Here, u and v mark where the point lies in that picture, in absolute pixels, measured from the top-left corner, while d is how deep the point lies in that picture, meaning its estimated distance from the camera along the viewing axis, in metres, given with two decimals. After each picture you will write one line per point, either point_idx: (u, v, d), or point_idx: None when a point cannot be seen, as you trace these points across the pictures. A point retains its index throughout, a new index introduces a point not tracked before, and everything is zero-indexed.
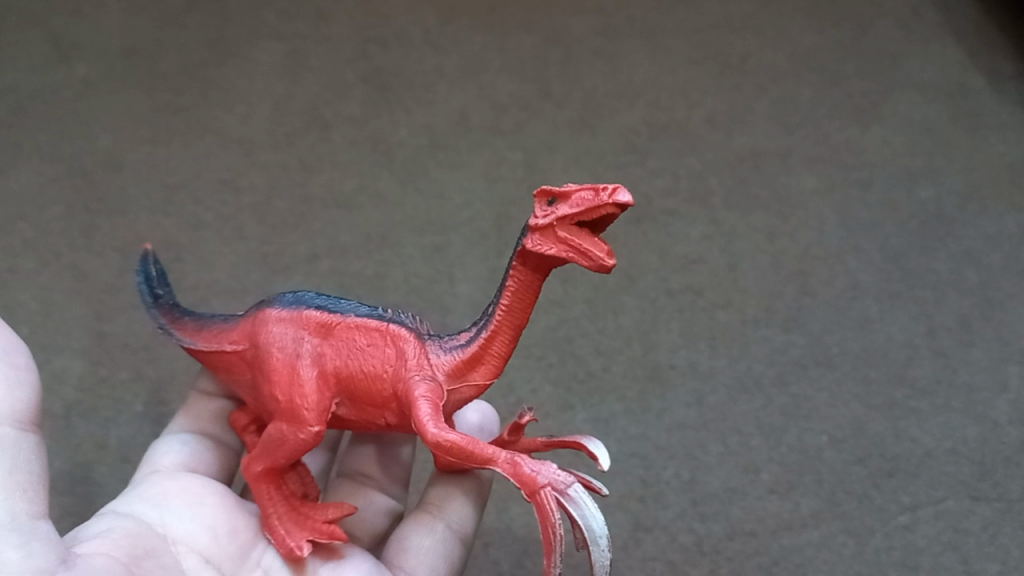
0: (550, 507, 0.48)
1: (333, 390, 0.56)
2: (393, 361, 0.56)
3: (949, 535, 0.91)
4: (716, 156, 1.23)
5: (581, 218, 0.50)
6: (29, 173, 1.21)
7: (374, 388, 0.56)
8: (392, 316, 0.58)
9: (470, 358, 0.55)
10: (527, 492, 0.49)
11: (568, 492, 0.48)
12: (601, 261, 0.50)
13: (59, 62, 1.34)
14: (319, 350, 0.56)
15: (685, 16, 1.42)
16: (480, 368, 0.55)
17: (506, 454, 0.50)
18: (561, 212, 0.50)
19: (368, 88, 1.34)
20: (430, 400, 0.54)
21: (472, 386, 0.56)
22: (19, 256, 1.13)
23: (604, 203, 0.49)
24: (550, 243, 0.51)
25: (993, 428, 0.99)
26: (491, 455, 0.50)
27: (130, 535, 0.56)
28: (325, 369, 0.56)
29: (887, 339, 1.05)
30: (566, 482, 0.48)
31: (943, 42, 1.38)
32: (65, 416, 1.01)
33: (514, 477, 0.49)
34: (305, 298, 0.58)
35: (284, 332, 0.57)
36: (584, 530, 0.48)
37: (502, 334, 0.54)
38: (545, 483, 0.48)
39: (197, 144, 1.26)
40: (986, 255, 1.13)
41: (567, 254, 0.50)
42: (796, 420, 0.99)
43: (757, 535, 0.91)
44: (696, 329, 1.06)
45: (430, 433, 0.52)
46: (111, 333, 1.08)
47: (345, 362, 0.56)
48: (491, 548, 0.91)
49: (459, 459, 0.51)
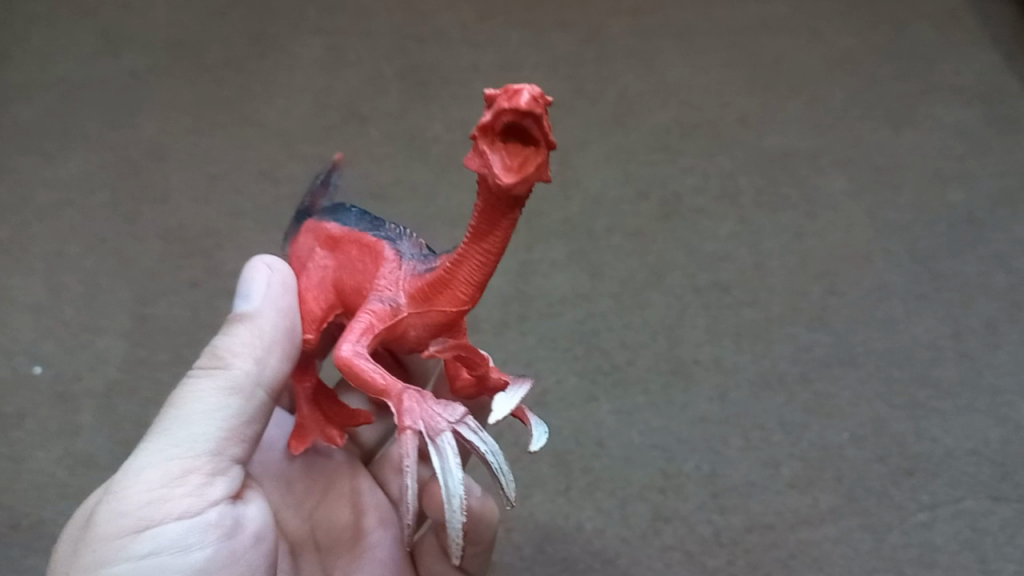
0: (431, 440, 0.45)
1: (328, 302, 0.56)
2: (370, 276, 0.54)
3: (966, 534, 0.93)
4: (748, 156, 1.24)
5: (501, 127, 0.44)
6: (77, 161, 1.26)
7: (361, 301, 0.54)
8: (396, 234, 0.55)
9: (437, 283, 0.50)
10: (399, 423, 0.46)
11: (435, 439, 0.45)
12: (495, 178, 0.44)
13: (107, 55, 1.39)
14: (325, 265, 0.57)
15: (721, 17, 1.42)
16: (446, 294, 0.50)
17: (401, 388, 0.47)
18: (482, 121, 0.44)
19: (406, 84, 1.36)
20: (387, 322, 0.50)
21: (439, 313, 0.50)
22: (66, 241, 1.19)
23: (505, 107, 0.42)
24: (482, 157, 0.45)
25: (1016, 430, 0.99)
26: (386, 388, 0.47)
27: (190, 525, 0.56)
28: (327, 282, 0.56)
29: (912, 340, 1.06)
30: (437, 429, 0.45)
31: (979, 46, 1.37)
32: (106, 396, 1.06)
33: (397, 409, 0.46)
34: (337, 213, 0.59)
35: (307, 245, 0.59)
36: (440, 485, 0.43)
37: (468, 261, 0.49)
38: (435, 427, 0.45)
39: (238, 135, 1.29)
40: (1016, 259, 1.13)
41: (481, 170, 0.45)
42: (817, 418, 1.00)
43: (775, 528, 0.93)
44: (721, 326, 1.07)
45: (344, 349, 0.48)
46: (152, 317, 1.12)
47: (345, 277, 0.55)
48: (513, 533, 0.93)
49: (359, 380, 0.48)
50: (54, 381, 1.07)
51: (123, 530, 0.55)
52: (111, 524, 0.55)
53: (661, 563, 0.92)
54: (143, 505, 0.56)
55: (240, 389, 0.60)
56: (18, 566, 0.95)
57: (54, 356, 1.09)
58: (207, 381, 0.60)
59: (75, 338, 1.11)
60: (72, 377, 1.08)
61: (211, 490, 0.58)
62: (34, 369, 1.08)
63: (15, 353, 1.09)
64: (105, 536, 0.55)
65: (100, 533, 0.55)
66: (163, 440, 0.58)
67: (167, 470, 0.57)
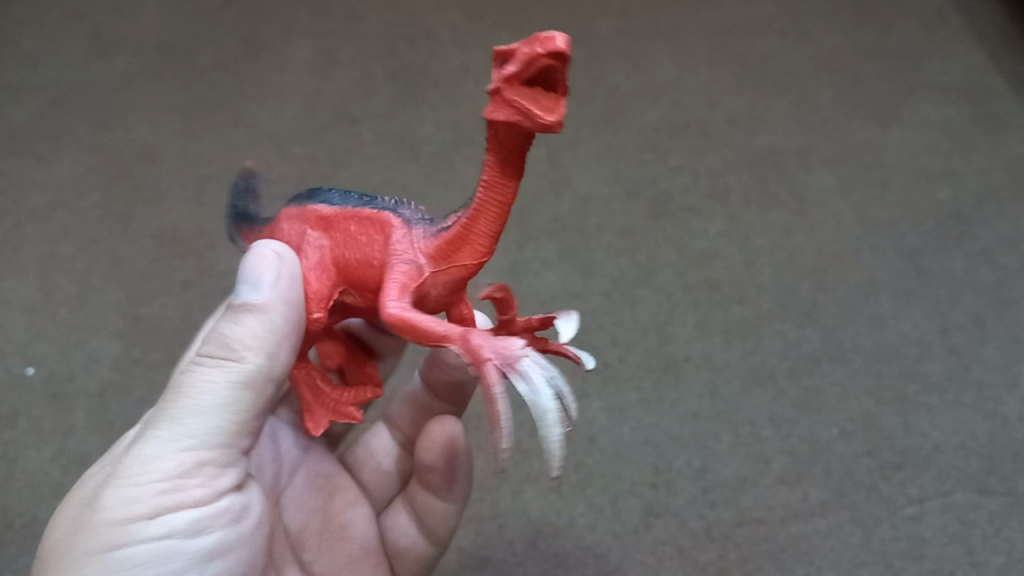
0: (509, 375, 0.41)
1: (332, 282, 0.51)
2: (380, 249, 0.49)
3: (955, 527, 0.94)
4: (737, 155, 1.25)
5: (527, 75, 0.42)
6: (69, 163, 1.26)
7: (367, 276, 0.50)
8: (392, 203, 0.51)
9: (453, 240, 0.47)
10: (475, 363, 0.42)
11: (515, 366, 0.41)
12: (536, 120, 0.42)
13: (98, 57, 1.39)
14: (319, 245, 0.52)
15: (709, 18, 1.43)
16: (466, 249, 0.47)
17: (462, 331, 0.43)
18: (505, 72, 0.42)
19: (397, 84, 1.36)
20: (415, 287, 0.47)
21: (459, 269, 0.48)
22: (59, 242, 1.19)
23: (539, 54, 0.41)
24: (502, 109, 0.43)
25: (1003, 424, 1.00)
26: (447, 334, 0.44)
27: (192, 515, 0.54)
28: (323, 262, 0.51)
29: (900, 336, 1.07)
30: (515, 355, 0.41)
31: (966, 46, 1.38)
32: (99, 395, 1.06)
33: (465, 351, 0.43)
34: (316, 192, 0.54)
35: (291, 230, 0.53)
36: (532, 407, 0.40)
37: (486, 213, 0.46)
38: (506, 358, 0.42)
39: (230, 136, 1.29)
40: (1002, 255, 1.14)
41: (511, 118, 0.42)
42: (807, 414, 1.01)
43: (766, 523, 0.94)
44: (711, 324, 1.08)
45: (392, 309, 0.46)
46: (145, 317, 1.12)
47: (343, 254, 0.51)
48: (506, 529, 0.94)
49: (422, 341, 0.44)
50: (47, 382, 1.08)
51: (126, 518, 0.52)
52: (117, 520, 0.52)
53: (653, 558, 0.92)
54: (148, 497, 0.53)
55: (250, 384, 0.55)
56: (13, 566, 0.95)
57: (47, 357, 1.10)
58: (217, 369, 0.55)
59: (68, 339, 1.11)
60: (65, 377, 1.08)
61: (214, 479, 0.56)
62: (28, 370, 1.08)
63: (9, 354, 1.10)
64: (109, 531, 0.52)
65: (104, 529, 0.52)
66: (168, 428, 0.54)
67: (174, 462, 0.53)
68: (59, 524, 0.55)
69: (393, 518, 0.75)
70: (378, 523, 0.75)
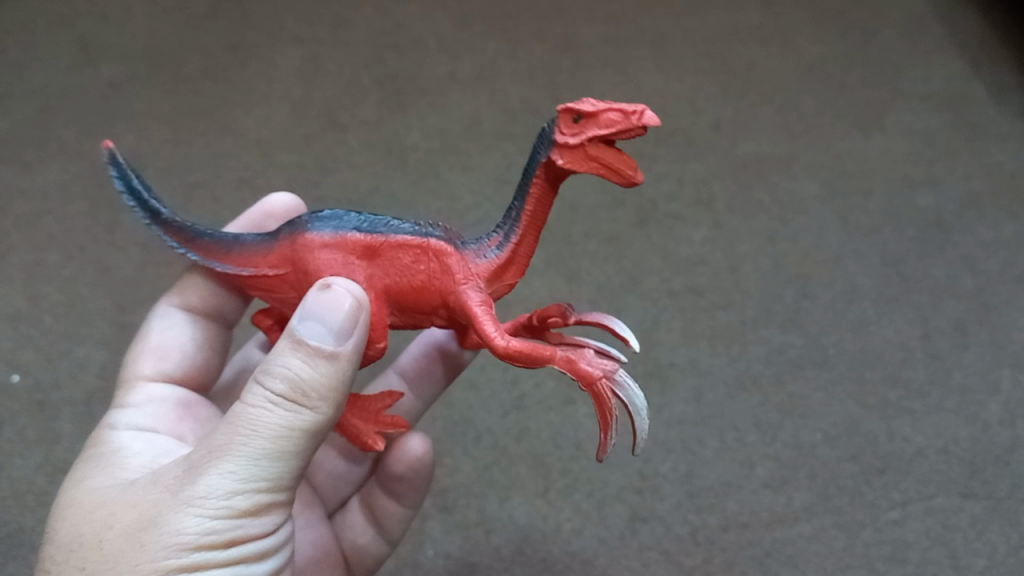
0: (607, 394, 0.52)
1: (387, 305, 0.56)
2: (439, 275, 0.54)
3: (937, 530, 0.95)
4: (721, 162, 1.26)
5: (612, 138, 0.50)
6: (55, 170, 1.26)
7: (426, 299, 0.55)
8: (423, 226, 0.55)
9: (503, 263, 0.55)
10: (582, 382, 0.52)
11: (616, 376, 0.52)
12: (627, 177, 0.50)
13: (85, 65, 1.39)
14: (369, 273, 0.55)
15: (694, 25, 1.44)
16: (510, 269, 0.55)
17: (562, 352, 0.52)
18: (592, 132, 0.50)
19: (384, 92, 1.37)
20: (488, 311, 0.53)
21: (504, 287, 0.56)
22: (45, 249, 1.19)
23: (634, 127, 0.49)
24: (580, 163, 0.50)
25: (984, 429, 1.01)
26: (552, 353, 0.52)
27: (249, 543, 0.56)
28: (377, 289, 0.55)
29: (883, 342, 1.08)
30: (613, 368, 0.52)
31: (947, 54, 1.40)
32: (85, 403, 1.06)
33: (569, 371, 0.52)
34: (344, 219, 0.56)
35: (331, 259, 0.55)
36: (630, 406, 0.52)
37: (529, 237, 0.54)
38: (600, 375, 0.52)
39: (217, 144, 1.29)
40: (983, 262, 1.15)
41: (596, 171, 0.50)
42: (791, 418, 1.02)
43: (750, 527, 0.95)
44: (696, 329, 1.09)
45: (496, 341, 0.52)
46: (132, 325, 1.13)
47: (396, 280, 0.55)
48: (493, 535, 0.95)
49: (526, 365, 0.52)
50: (33, 390, 1.07)
51: (193, 548, 0.53)
52: (189, 549, 0.53)
53: (639, 563, 0.93)
54: (217, 531, 0.53)
55: (317, 427, 0.56)
56: None
57: (33, 364, 1.10)
58: (289, 412, 0.54)
59: (54, 347, 1.11)
60: (51, 386, 1.08)
61: (271, 509, 0.57)
62: (14, 377, 1.09)
63: None
64: (180, 558, 0.53)
65: (174, 556, 0.53)
66: (239, 466, 0.54)
67: (244, 502, 0.54)
68: (102, 527, 0.54)
69: (346, 520, 0.80)
70: (330, 525, 0.79)
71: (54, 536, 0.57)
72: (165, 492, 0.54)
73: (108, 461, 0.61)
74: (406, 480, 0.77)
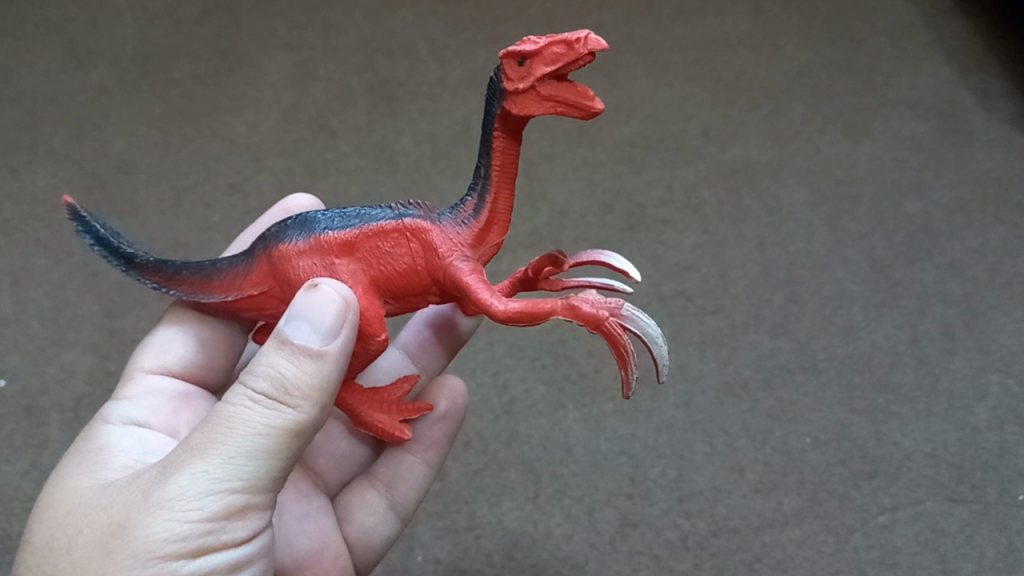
0: (618, 332, 0.51)
1: (378, 296, 0.56)
2: (421, 254, 0.55)
3: (926, 535, 0.95)
4: (711, 169, 1.27)
5: (559, 73, 0.49)
6: (43, 175, 1.26)
7: (414, 280, 0.55)
8: (397, 210, 0.56)
9: (483, 225, 0.54)
10: (590, 326, 0.51)
11: (623, 312, 0.51)
12: (588, 108, 0.50)
13: (73, 69, 1.39)
14: (353, 269, 0.55)
15: (683, 33, 1.45)
16: (494, 229, 0.55)
17: (562, 300, 0.51)
18: (540, 71, 0.49)
19: (374, 98, 1.37)
20: (479, 278, 0.54)
21: (489, 249, 0.56)
22: (32, 254, 1.18)
23: (581, 55, 0.49)
24: (535, 105, 0.50)
25: (972, 434, 1.02)
26: (553, 306, 0.51)
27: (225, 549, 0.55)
28: (364, 283, 0.55)
29: (872, 347, 1.09)
30: (618, 304, 0.51)
31: (934, 61, 1.41)
32: (73, 408, 1.05)
33: (574, 318, 0.51)
34: (313, 221, 0.56)
35: (310, 264, 0.55)
36: (644, 336, 0.52)
37: (504, 192, 0.54)
38: (606, 314, 0.51)
39: (206, 150, 1.29)
40: (971, 267, 1.16)
41: (554, 109, 0.50)
42: (781, 424, 1.02)
43: (740, 532, 0.95)
44: (686, 334, 1.09)
45: (496, 308, 0.52)
46: (120, 330, 1.12)
47: (382, 270, 0.55)
48: (483, 540, 0.94)
49: (532, 323, 0.52)
50: (19, 395, 1.07)
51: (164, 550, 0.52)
52: (162, 553, 0.52)
53: (629, 568, 0.93)
54: (188, 533, 0.53)
55: (299, 427, 0.55)
56: None
57: (20, 370, 1.09)
58: (266, 412, 0.54)
59: (42, 353, 1.10)
60: (38, 391, 1.07)
61: (250, 515, 0.56)
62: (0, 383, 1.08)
63: None
64: (150, 562, 0.52)
65: (143, 557, 0.52)
66: (212, 467, 0.53)
67: (217, 504, 0.53)
68: (76, 529, 0.54)
69: (352, 504, 0.78)
70: (334, 510, 0.77)
71: (31, 538, 0.57)
72: (139, 493, 0.54)
73: (92, 460, 0.61)
74: (429, 442, 0.78)
